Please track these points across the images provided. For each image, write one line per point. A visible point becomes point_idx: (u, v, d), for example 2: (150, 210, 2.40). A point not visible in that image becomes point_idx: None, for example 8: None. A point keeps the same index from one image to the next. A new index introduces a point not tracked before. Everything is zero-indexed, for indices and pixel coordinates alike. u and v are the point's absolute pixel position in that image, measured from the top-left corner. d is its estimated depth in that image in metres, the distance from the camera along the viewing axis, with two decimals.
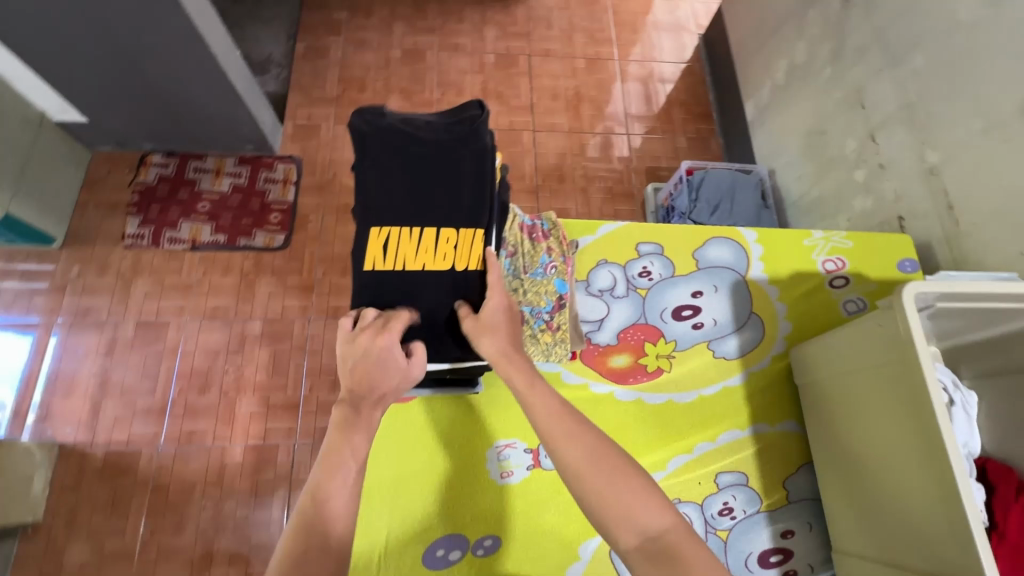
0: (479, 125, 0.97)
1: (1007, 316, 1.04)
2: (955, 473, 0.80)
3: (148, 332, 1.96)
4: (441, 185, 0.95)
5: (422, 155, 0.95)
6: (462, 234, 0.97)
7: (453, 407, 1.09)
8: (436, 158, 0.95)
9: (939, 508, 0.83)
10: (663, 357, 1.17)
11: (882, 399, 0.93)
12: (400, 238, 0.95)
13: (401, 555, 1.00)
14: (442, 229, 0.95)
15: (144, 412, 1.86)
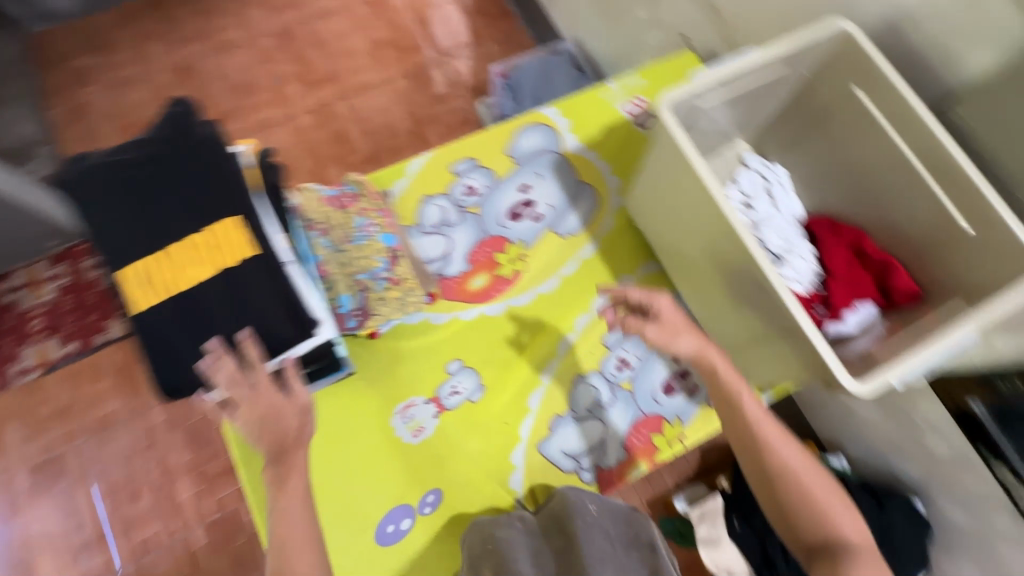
0: (190, 121, 0.83)
1: (774, 92, 1.13)
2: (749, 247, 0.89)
3: (46, 473, 1.79)
4: (178, 193, 0.79)
5: (141, 173, 0.78)
6: (225, 231, 0.79)
7: (339, 397, 1.06)
8: (159, 169, 0.79)
9: (755, 282, 0.92)
10: (517, 260, 1.19)
11: (689, 211, 1.01)
12: (155, 266, 0.77)
13: (352, 549, 1.00)
14: (197, 236, 0.78)
15: (85, 548, 1.74)
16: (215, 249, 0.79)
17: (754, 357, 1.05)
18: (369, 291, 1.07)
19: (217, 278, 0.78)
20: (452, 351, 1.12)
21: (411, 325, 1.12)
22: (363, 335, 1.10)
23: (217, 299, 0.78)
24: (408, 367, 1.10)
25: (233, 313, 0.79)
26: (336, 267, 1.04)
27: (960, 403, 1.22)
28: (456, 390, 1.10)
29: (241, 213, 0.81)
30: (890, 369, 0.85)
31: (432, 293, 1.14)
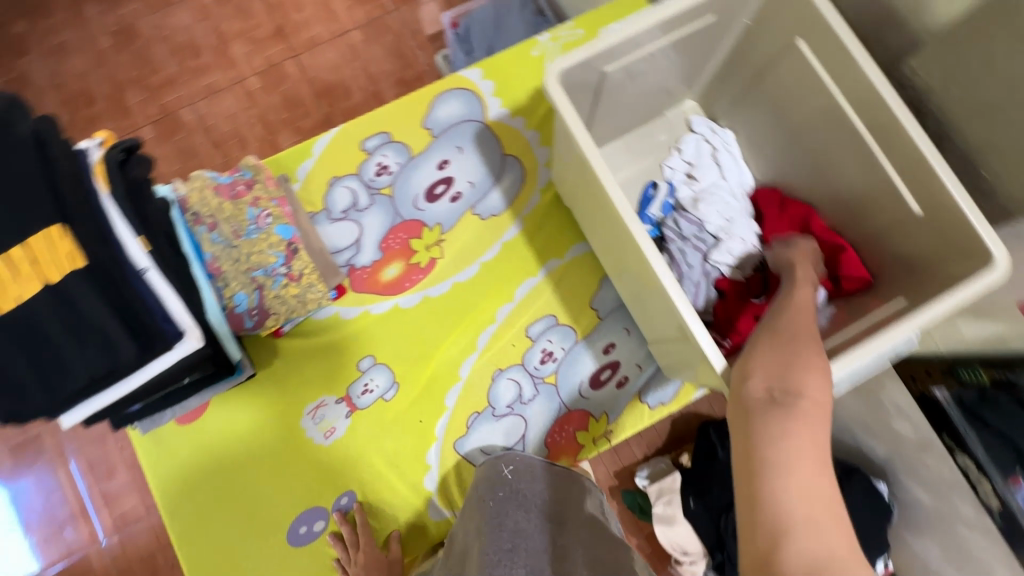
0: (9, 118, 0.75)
1: (713, 39, 0.96)
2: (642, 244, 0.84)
3: (26, 450, 1.86)
4: None
5: None
6: (41, 242, 0.72)
7: (246, 400, 1.03)
8: None
9: (653, 279, 0.87)
10: (433, 246, 1.10)
11: (596, 199, 0.95)
12: None
13: (264, 550, 1.00)
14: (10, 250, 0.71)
15: (70, 520, 1.83)
16: (32, 263, 0.72)
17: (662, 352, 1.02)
18: (266, 290, 1.00)
19: (38, 294, 0.72)
20: (363, 348, 1.06)
21: (319, 321, 1.06)
22: (267, 334, 1.04)
23: (43, 317, 0.72)
24: (316, 366, 1.05)
25: (62, 332, 0.73)
26: (228, 263, 0.98)
27: (924, 390, 1.14)
28: (368, 387, 1.05)
29: (62, 220, 0.73)
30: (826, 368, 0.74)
31: (339, 286, 1.06)
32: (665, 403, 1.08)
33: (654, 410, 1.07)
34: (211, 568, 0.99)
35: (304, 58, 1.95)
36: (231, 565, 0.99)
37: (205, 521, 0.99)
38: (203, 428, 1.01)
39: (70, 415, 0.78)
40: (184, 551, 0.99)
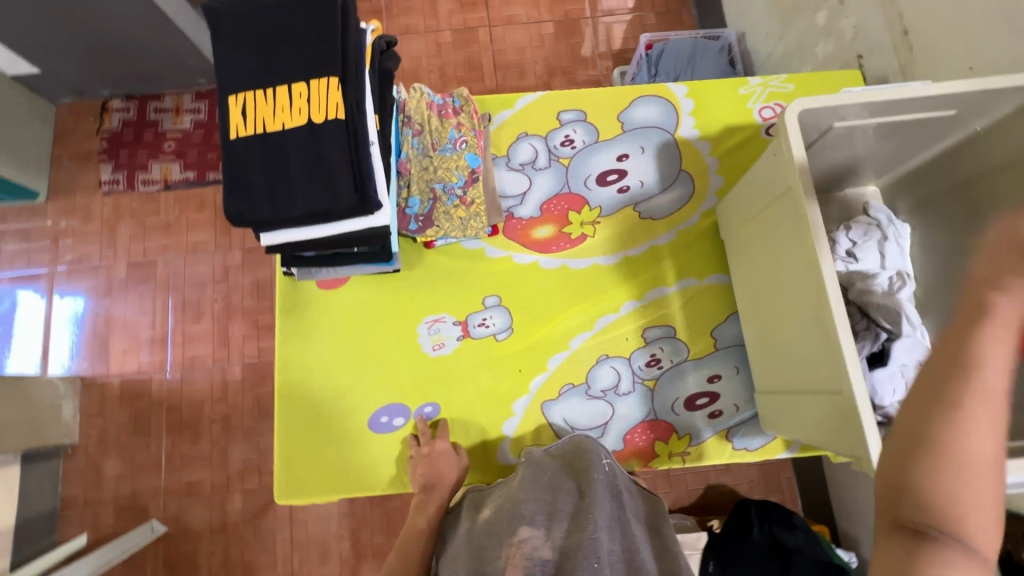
0: None
1: (937, 133, 0.98)
2: (826, 286, 0.76)
3: (139, 271, 2.07)
4: (293, 38, 0.85)
5: (273, 15, 0.85)
6: (317, 86, 0.84)
7: (381, 288, 1.14)
8: (288, 15, 0.85)
9: (822, 328, 0.80)
10: (588, 224, 1.17)
11: (783, 229, 0.88)
12: (257, 100, 0.84)
13: (347, 423, 1.08)
14: (294, 83, 0.83)
15: (148, 343, 2.01)
16: (305, 99, 0.84)
17: (787, 409, 0.95)
18: (439, 204, 1.10)
19: (301, 128, 0.84)
20: (494, 288, 1.14)
21: (466, 250, 1.15)
22: (421, 243, 1.15)
23: (297, 147, 0.84)
24: (450, 286, 1.14)
25: (304, 166, 0.84)
26: (417, 168, 1.10)
27: (1011, 550, 1.06)
28: (485, 322, 1.13)
29: (337, 73, 0.83)
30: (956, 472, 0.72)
31: (495, 226, 1.14)
32: (748, 450, 1.09)
33: (735, 453, 1.08)
34: (299, 419, 1.08)
35: (498, 31, 2.10)
36: (315, 424, 1.08)
37: (310, 378, 1.10)
38: (339, 298, 1.13)
39: (272, 234, 0.89)
40: (283, 396, 1.09)
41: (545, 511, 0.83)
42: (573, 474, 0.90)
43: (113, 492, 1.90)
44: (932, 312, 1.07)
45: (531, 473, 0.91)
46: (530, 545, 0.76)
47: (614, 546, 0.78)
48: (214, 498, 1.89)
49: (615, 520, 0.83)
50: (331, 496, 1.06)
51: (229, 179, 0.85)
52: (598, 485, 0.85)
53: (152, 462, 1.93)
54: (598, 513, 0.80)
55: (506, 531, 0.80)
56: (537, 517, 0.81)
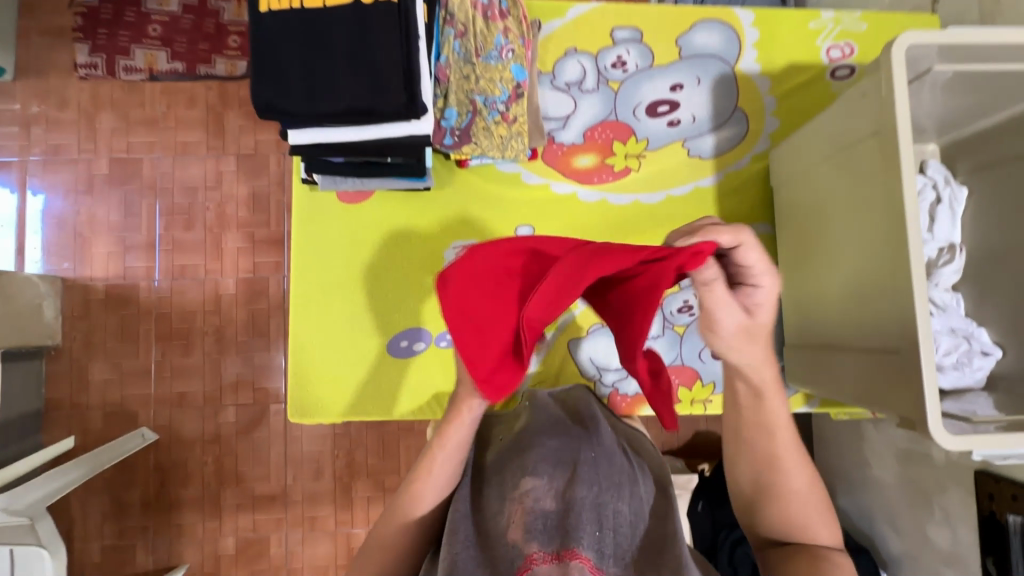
0: None
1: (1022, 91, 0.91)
2: (907, 242, 0.74)
3: (123, 169, 1.91)
4: None
5: None
6: None
7: (405, 205, 1.06)
8: None
9: (887, 284, 0.78)
10: (632, 157, 1.10)
11: (856, 179, 0.85)
12: None
13: (366, 344, 1.04)
14: None
15: (135, 248, 1.90)
16: None
17: (818, 364, 0.96)
18: (478, 118, 1.00)
19: (346, 8, 0.74)
20: (527, 219, 1.08)
21: (501, 173, 1.08)
22: (453, 161, 1.07)
23: (339, 30, 0.74)
24: (482, 212, 1.07)
25: (346, 54, 0.74)
26: (456, 76, 0.99)
27: (995, 510, 1.12)
28: None
29: None
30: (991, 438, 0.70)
31: (535, 149, 1.07)
32: None
33: None
34: (314, 338, 1.03)
35: None
36: (332, 342, 1.03)
37: (329, 294, 1.04)
38: (362, 213, 1.05)
39: (301, 132, 0.81)
40: (298, 313, 1.03)
41: (555, 462, 0.77)
42: (582, 426, 0.87)
43: (101, 397, 1.85)
44: (970, 280, 1.04)
45: (538, 419, 0.89)
46: (532, 497, 0.69)
47: (623, 506, 0.72)
48: (206, 410, 1.87)
49: (623, 475, 0.78)
50: (346, 416, 1.03)
51: (257, 58, 0.75)
52: (605, 448, 0.82)
53: (141, 370, 1.87)
54: (605, 474, 0.75)
55: (510, 483, 0.74)
56: (544, 466, 0.75)
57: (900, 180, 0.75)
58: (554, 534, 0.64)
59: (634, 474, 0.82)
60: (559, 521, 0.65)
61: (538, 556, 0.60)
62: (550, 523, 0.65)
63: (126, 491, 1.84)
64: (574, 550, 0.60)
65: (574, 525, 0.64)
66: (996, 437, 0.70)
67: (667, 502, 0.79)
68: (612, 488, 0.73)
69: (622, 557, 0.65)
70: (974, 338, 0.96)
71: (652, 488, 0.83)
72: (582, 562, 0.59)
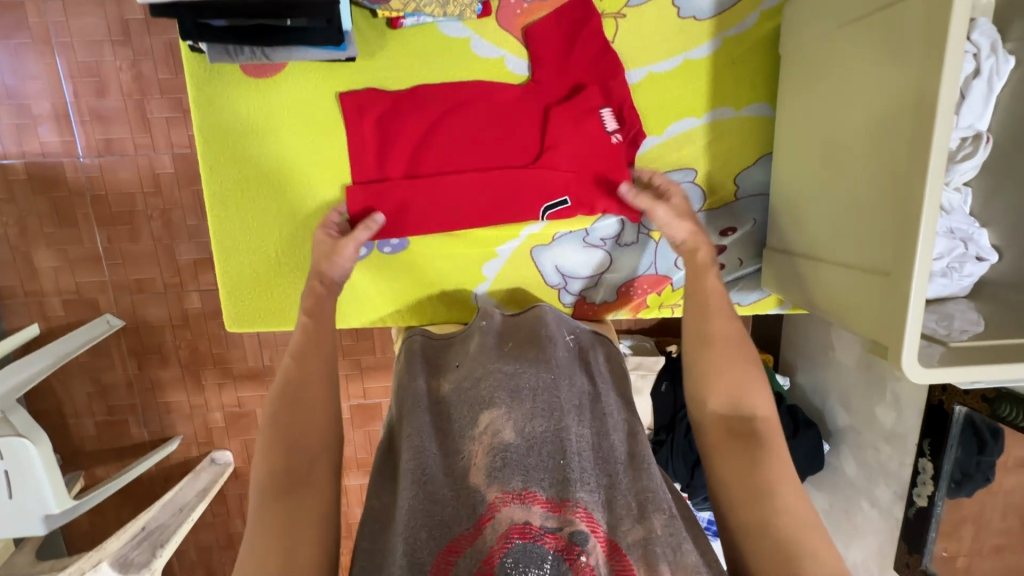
0: None
1: None
2: (928, 148, 0.61)
3: (4, 17, 1.56)
4: None
5: None
6: None
7: (329, 81, 0.86)
8: None
9: (893, 200, 0.66)
10: (609, 18, 0.87)
11: (884, 61, 0.68)
12: None
13: (300, 249, 0.92)
14: None
15: (47, 119, 1.64)
16: None
17: (788, 272, 0.88)
18: None
19: None
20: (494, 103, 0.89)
21: (443, 37, 0.86)
22: (383, 20, 0.84)
23: None
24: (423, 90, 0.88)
25: None
26: None
27: (944, 400, 1.17)
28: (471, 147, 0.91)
29: None
30: (970, 372, 0.65)
31: (486, 3, 0.84)
32: (740, 304, 1.02)
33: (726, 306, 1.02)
34: (239, 244, 0.91)
35: None
36: (259, 248, 0.92)
37: (247, 192, 0.89)
38: (275, 91, 0.85)
39: None
40: (217, 218, 0.90)
41: (512, 392, 0.75)
42: (537, 345, 0.85)
43: (55, 285, 1.76)
44: (985, 171, 0.91)
45: (490, 341, 0.86)
46: (493, 431, 0.70)
47: (582, 431, 0.74)
48: (169, 296, 1.81)
49: (582, 397, 0.81)
50: (286, 327, 0.96)
51: None
52: (563, 368, 0.82)
53: (90, 257, 1.76)
54: (564, 399, 0.76)
55: (467, 422, 0.73)
56: (502, 398, 0.74)
57: (942, 67, 0.59)
58: (512, 469, 0.65)
59: (597, 391, 0.85)
60: (518, 456, 0.66)
61: (499, 500, 0.62)
62: (509, 458, 0.66)
63: (105, 374, 1.86)
64: (534, 492, 0.63)
65: (530, 466, 0.66)
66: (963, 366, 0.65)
67: (631, 418, 0.82)
68: (571, 413, 0.75)
69: (586, 480, 0.68)
70: (972, 242, 0.88)
71: (618, 402, 0.86)
72: (541, 502, 0.63)
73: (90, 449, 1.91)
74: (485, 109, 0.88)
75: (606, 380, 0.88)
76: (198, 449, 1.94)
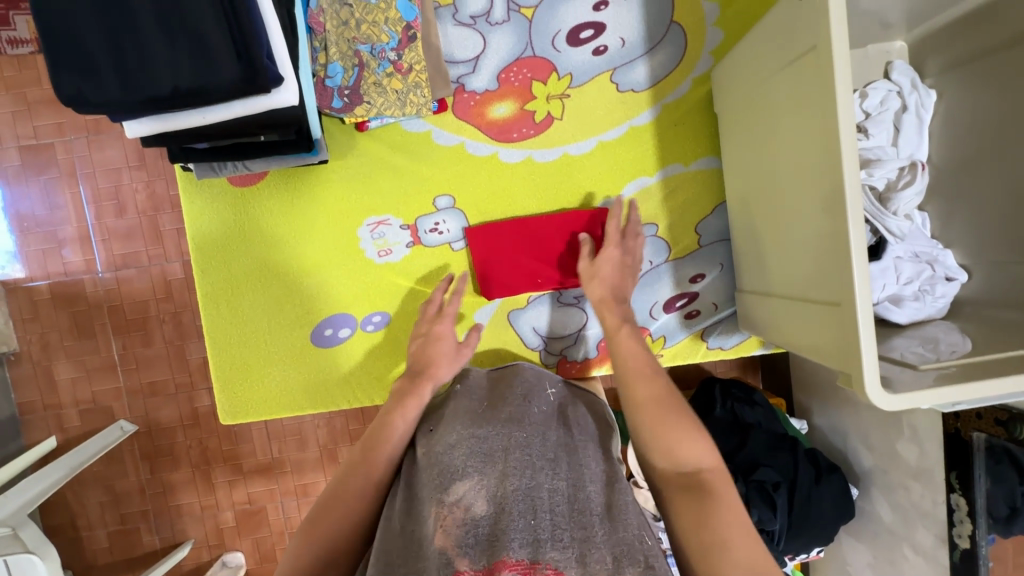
0: None
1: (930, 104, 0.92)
2: (844, 177, 0.65)
3: (37, 160, 1.61)
4: None
5: None
6: None
7: (308, 184, 0.95)
8: None
9: (828, 249, 0.70)
10: (555, 100, 0.96)
11: (803, 120, 0.71)
12: None
13: (287, 340, 0.97)
14: None
15: (70, 242, 1.65)
16: None
17: (766, 313, 0.89)
18: (366, 72, 0.87)
19: None
20: (456, 182, 0.97)
21: (408, 133, 0.95)
22: (352, 125, 0.94)
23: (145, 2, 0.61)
24: (391, 181, 0.96)
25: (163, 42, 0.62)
26: (332, 23, 0.85)
27: (960, 428, 0.93)
28: (439, 228, 0.98)
29: None
30: (934, 392, 0.66)
31: (442, 100, 0.94)
32: (723, 348, 1.03)
33: (709, 351, 1.03)
34: (230, 336, 0.97)
35: None
36: (248, 336, 0.97)
37: (238, 285, 0.96)
38: (261, 196, 0.94)
39: (139, 123, 0.68)
40: (209, 314, 0.96)
41: (483, 455, 0.67)
42: (510, 407, 0.77)
43: (72, 396, 1.70)
44: (936, 195, 0.95)
45: (465, 405, 0.80)
46: (461, 499, 0.60)
47: (555, 486, 0.63)
48: (180, 395, 1.72)
49: (558, 447, 0.70)
50: (282, 413, 0.99)
51: (69, 72, 0.62)
52: (537, 426, 0.73)
53: (107, 365, 1.71)
54: (535, 455, 0.66)
55: (434, 490, 0.62)
56: (471, 461, 0.65)
57: (836, 126, 0.65)
58: (485, 540, 0.55)
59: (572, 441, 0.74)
60: (489, 524, 0.56)
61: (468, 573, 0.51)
62: (481, 529, 0.56)
63: (119, 482, 1.76)
64: (504, 557, 0.51)
65: (502, 523, 0.55)
66: (913, 392, 0.67)
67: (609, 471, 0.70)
68: (545, 466, 0.65)
69: (559, 536, 0.55)
70: (937, 263, 0.89)
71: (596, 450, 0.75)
72: (512, 565, 0.51)
73: (103, 563, 1.78)
74: (456, 190, 0.97)
75: (585, 432, 0.77)
76: (209, 552, 1.78)
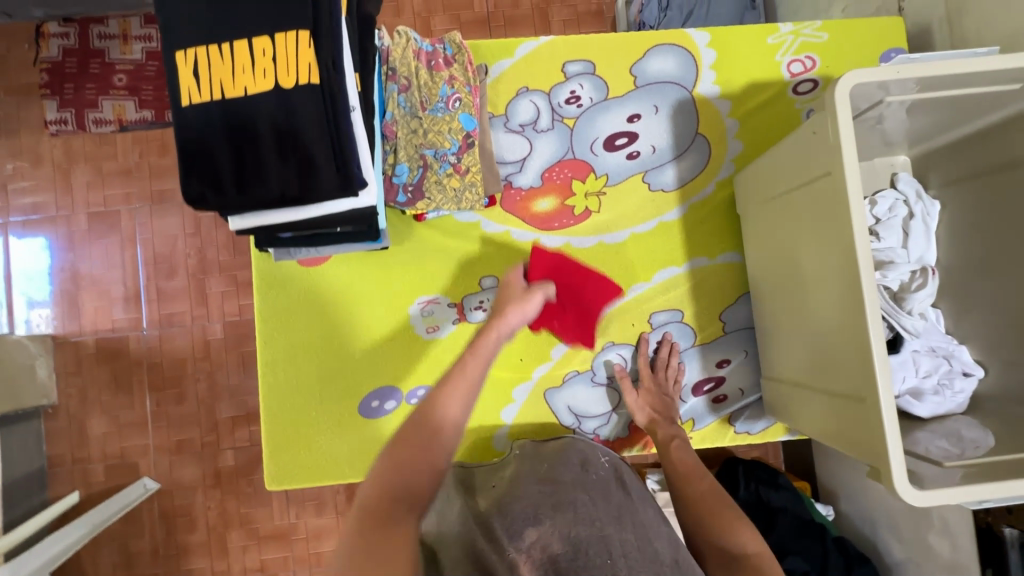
0: None
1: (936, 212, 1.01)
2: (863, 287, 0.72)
3: (102, 224, 1.71)
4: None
5: None
6: (278, 42, 0.73)
7: (367, 264, 1.04)
8: None
9: (848, 348, 0.77)
10: (593, 197, 1.07)
11: (821, 230, 0.80)
12: (210, 60, 0.74)
13: (336, 408, 1.03)
14: (254, 41, 0.73)
15: (121, 299, 1.72)
16: (266, 58, 0.73)
17: (792, 400, 0.94)
18: (430, 172, 0.98)
19: (266, 92, 0.73)
20: (500, 267, 1.06)
21: (460, 223, 1.06)
22: (410, 215, 1.05)
23: (267, 121, 0.74)
24: (442, 265, 1.06)
25: (276, 153, 0.74)
26: (403, 131, 0.98)
27: (991, 524, 0.93)
28: (482, 307, 1.06)
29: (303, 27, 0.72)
30: (961, 489, 0.69)
31: (492, 196, 1.04)
32: (750, 433, 1.08)
33: (736, 435, 1.07)
34: (283, 403, 1.03)
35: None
36: (301, 403, 1.03)
37: (296, 355, 1.03)
38: (325, 274, 1.04)
39: (241, 218, 0.79)
40: (266, 382, 1.03)
41: (553, 506, 0.78)
42: (572, 470, 0.87)
43: (101, 450, 1.71)
44: (946, 294, 1.02)
45: (528, 468, 0.90)
46: (539, 544, 0.72)
47: (625, 536, 0.74)
48: (206, 454, 1.73)
49: (620, 507, 0.81)
50: (324, 480, 1.03)
51: (196, 175, 0.74)
52: (596, 490, 0.83)
53: (139, 421, 1.73)
54: (602, 515, 0.77)
55: (511, 536, 0.74)
56: (545, 513, 0.77)
57: (852, 241, 0.73)
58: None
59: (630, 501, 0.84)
60: (568, 565, 0.69)
61: None
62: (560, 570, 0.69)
63: (134, 540, 1.72)
64: None
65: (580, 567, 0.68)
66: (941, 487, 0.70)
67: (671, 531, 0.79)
68: (611, 522, 0.76)
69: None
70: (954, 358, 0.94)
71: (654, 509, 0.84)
72: None
73: None
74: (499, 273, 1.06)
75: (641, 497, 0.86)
76: None
